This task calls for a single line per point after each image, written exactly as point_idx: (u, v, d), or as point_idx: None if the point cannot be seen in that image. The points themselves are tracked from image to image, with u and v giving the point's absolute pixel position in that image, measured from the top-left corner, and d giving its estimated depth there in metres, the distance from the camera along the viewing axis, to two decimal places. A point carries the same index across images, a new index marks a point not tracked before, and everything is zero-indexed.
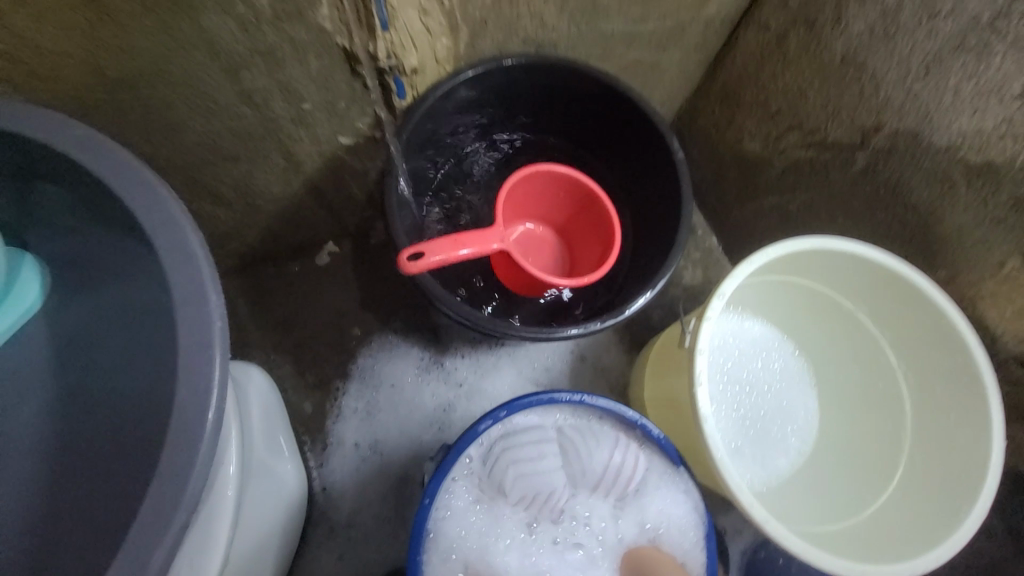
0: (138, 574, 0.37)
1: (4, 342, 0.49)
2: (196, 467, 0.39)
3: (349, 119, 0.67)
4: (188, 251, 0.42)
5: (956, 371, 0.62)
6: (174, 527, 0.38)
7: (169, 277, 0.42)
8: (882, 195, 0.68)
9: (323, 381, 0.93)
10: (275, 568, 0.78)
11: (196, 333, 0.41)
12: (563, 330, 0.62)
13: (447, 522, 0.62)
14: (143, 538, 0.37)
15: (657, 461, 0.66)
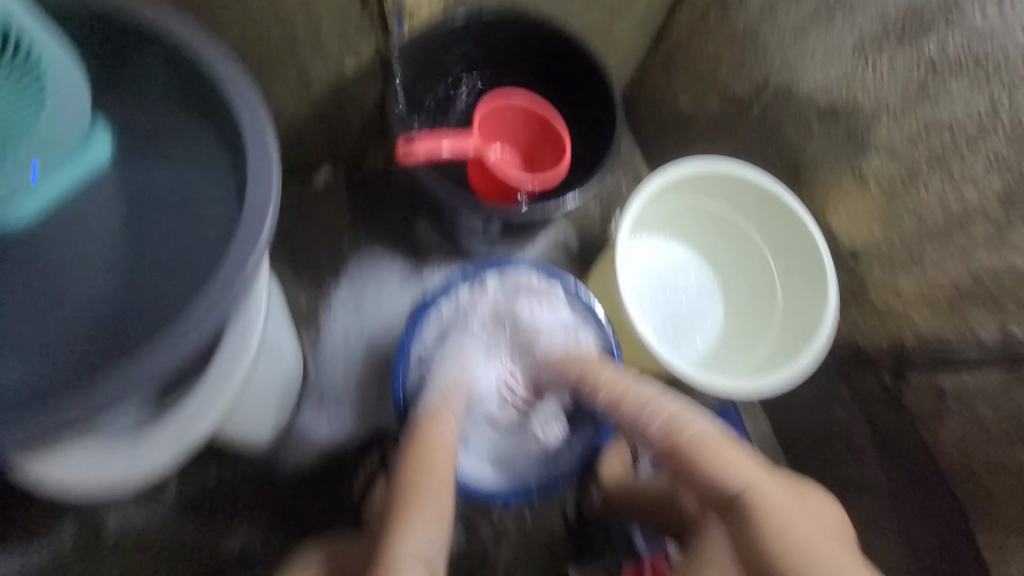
0: (217, 310, 0.53)
1: (78, 182, 0.63)
2: (243, 277, 0.55)
3: (355, 47, 0.83)
4: (262, 126, 0.59)
5: (810, 264, 0.84)
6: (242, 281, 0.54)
7: (247, 142, 0.58)
8: (769, 137, 0.89)
9: (316, 282, 1.09)
10: (276, 418, 0.95)
11: (260, 183, 0.57)
12: (515, 208, 0.80)
13: (425, 351, 0.85)
14: (221, 287, 0.54)
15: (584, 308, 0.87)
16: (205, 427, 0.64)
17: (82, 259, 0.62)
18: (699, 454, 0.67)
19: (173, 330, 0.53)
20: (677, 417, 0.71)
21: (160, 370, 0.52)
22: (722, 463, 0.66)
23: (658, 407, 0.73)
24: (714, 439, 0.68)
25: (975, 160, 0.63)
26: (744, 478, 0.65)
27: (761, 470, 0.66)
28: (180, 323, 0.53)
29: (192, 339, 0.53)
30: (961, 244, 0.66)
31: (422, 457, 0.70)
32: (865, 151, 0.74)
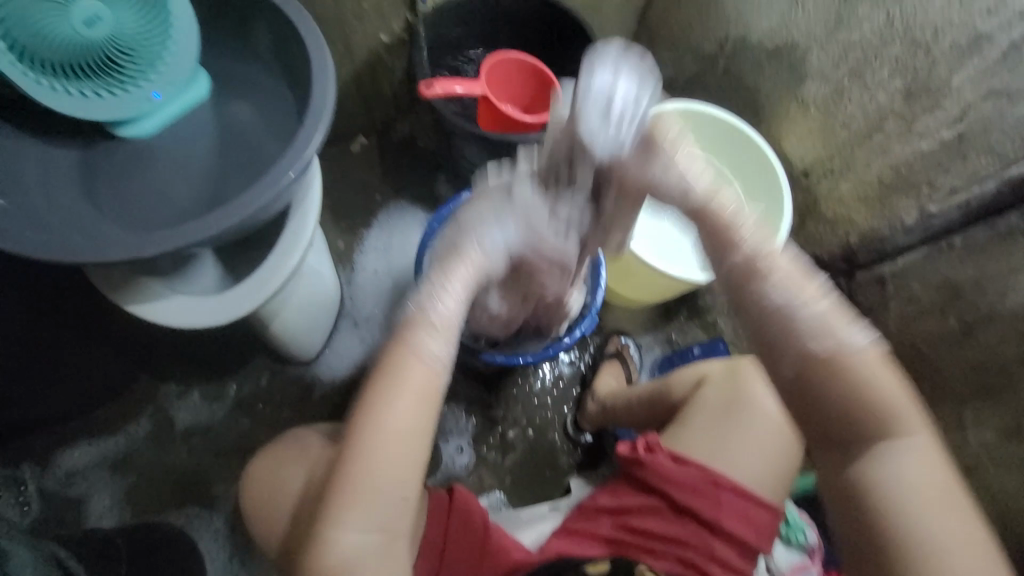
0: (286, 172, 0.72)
1: (181, 111, 0.84)
2: (307, 152, 0.73)
3: (389, 19, 1.04)
4: (322, 50, 0.78)
5: (770, 184, 0.97)
6: (305, 155, 0.73)
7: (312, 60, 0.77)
8: (732, 84, 1.04)
9: (352, 228, 1.28)
10: (316, 331, 1.11)
11: (322, 90, 0.76)
12: (516, 138, 0.96)
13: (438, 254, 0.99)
14: (292, 158, 0.72)
15: None
16: (271, 285, 0.78)
17: (184, 161, 0.83)
18: (831, 358, 0.51)
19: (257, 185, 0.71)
20: (831, 323, 0.52)
21: (244, 211, 0.69)
22: (851, 370, 0.51)
23: (809, 294, 0.52)
24: (872, 355, 0.52)
25: (880, 69, 0.76)
26: (887, 398, 0.52)
27: (901, 392, 0.53)
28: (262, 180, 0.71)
29: (271, 190, 0.71)
30: (881, 141, 0.80)
31: (407, 341, 0.56)
32: (802, 79, 0.88)
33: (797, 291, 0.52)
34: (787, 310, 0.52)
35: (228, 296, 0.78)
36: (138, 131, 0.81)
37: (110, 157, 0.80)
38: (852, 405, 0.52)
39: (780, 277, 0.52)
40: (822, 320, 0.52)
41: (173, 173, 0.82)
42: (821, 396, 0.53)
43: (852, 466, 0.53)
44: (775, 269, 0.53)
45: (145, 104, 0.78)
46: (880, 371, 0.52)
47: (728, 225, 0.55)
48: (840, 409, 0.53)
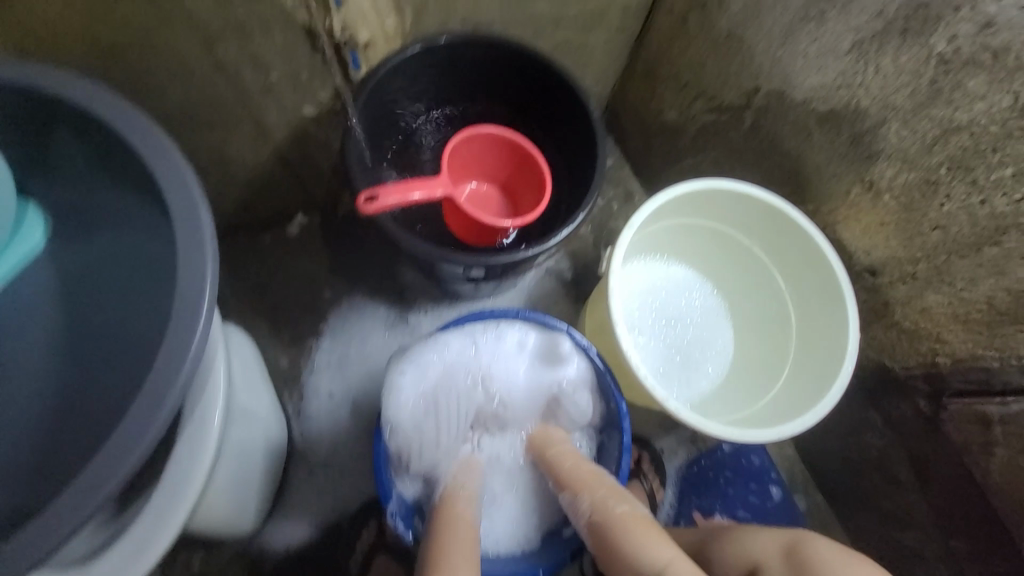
0: (155, 409, 0.47)
1: (11, 279, 0.57)
2: (177, 386, 0.48)
3: (311, 90, 0.77)
4: (198, 207, 0.52)
5: (825, 286, 0.76)
6: (180, 379, 0.48)
7: (176, 225, 0.51)
8: (765, 147, 0.82)
9: (297, 338, 1.02)
10: (259, 497, 0.86)
11: (193, 276, 0.50)
12: (496, 257, 0.73)
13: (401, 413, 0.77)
14: (158, 387, 0.47)
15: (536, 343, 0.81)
16: (157, 550, 0.54)
17: (8, 364, 0.55)
18: (601, 534, 0.66)
19: (97, 457, 0.45)
20: (598, 506, 0.67)
21: (85, 508, 0.44)
22: (625, 536, 0.64)
23: (587, 484, 0.70)
24: (630, 518, 0.65)
25: (999, 166, 0.55)
26: (650, 562, 0.61)
27: (661, 547, 0.62)
28: (107, 447, 0.45)
29: (125, 460, 0.46)
30: (995, 257, 0.59)
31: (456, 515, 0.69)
32: (872, 158, 0.67)
33: (578, 493, 0.69)
34: (573, 501, 0.70)
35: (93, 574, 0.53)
36: None
37: None
38: (637, 565, 0.62)
39: (571, 486, 0.70)
40: (592, 507, 0.67)
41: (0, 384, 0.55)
42: (618, 569, 0.63)
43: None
44: (569, 478, 0.71)
45: None
46: (647, 533, 0.64)
47: (544, 447, 0.76)
48: (632, 572, 0.62)
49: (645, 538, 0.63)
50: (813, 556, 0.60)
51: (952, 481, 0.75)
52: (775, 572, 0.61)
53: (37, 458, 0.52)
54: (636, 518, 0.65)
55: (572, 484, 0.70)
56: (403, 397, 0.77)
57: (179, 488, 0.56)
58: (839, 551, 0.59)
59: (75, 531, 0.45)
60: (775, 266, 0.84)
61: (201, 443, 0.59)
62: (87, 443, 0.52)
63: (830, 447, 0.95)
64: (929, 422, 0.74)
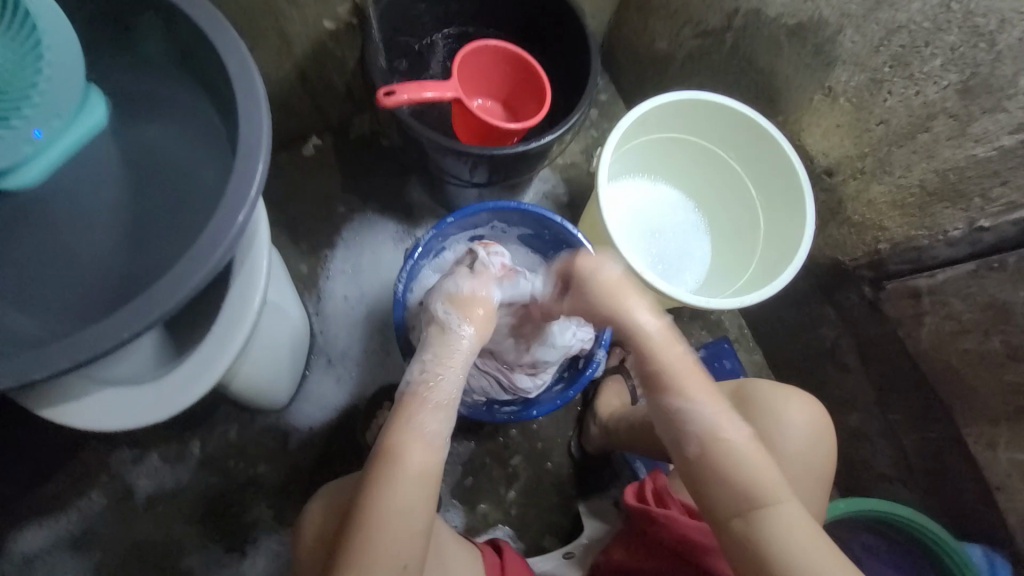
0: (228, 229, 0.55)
1: (79, 148, 0.67)
2: (238, 220, 0.56)
3: (331, 1, 0.84)
4: (252, 71, 0.59)
5: (790, 186, 0.86)
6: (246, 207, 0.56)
7: (236, 88, 0.59)
8: (743, 65, 0.90)
9: (315, 248, 1.12)
10: (288, 376, 0.98)
11: (251, 132, 0.58)
12: (499, 150, 0.81)
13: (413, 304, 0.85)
14: (229, 210, 0.56)
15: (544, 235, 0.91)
16: (213, 373, 0.64)
17: (91, 216, 0.66)
18: (713, 452, 0.62)
19: (174, 271, 0.54)
20: (721, 423, 0.63)
21: (162, 309, 0.54)
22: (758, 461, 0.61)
23: (704, 396, 0.65)
24: (743, 443, 0.62)
25: (932, 59, 0.66)
26: (749, 480, 0.60)
27: (777, 475, 0.60)
28: (181, 265, 0.54)
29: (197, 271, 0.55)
30: (926, 143, 0.70)
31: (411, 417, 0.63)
32: (831, 65, 0.76)
33: (703, 401, 0.64)
34: (686, 405, 0.64)
35: (167, 386, 0.64)
36: (23, 182, 0.64)
37: None
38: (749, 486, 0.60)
39: (680, 388, 0.65)
40: (711, 421, 0.63)
41: (81, 232, 0.66)
42: (710, 488, 0.61)
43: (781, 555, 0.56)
44: (674, 377, 0.66)
45: (26, 147, 0.61)
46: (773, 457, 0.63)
47: (625, 319, 0.69)
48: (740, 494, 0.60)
49: (751, 460, 0.61)
50: (750, 395, 0.74)
51: (890, 358, 0.87)
52: None
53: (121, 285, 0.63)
54: (750, 446, 0.62)
55: (695, 388, 0.65)
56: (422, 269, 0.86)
57: (231, 329, 0.66)
58: (775, 387, 0.74)
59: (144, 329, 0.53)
60: (745, 174, 0.94)
61: (249, 296, 0.67)
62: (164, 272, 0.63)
63: (793, 349, 1.06)
64: (872, 306, 0.86)
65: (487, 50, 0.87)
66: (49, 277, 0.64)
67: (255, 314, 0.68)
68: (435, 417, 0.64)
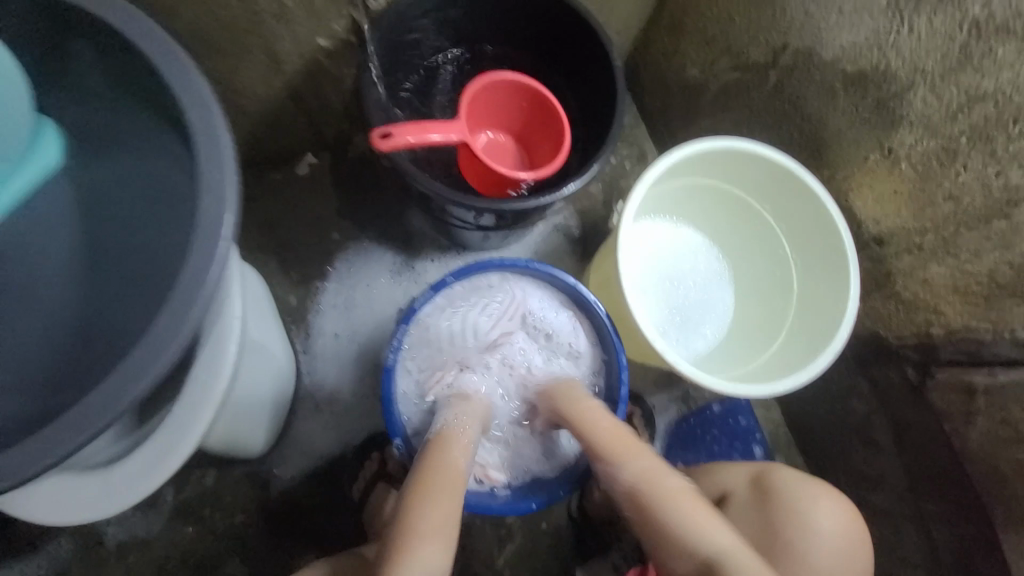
0: (180, 319, 0.46)
1: (31, 193, 0.59)
2: (211, 278, 0.47)
3: (327, 20, 0.74)
4: (215, 117, 0.50)
5: (830, 252, 0.77)
6: (201, 294, 0.46)
7: (195, 137, 0.49)
8: (787, 109, 0.80)
9: (305, 278, 1.04)
10: (270, 423, 0.91)
11: (212, 192, 0.48)
12: (505, 204, 0.73)
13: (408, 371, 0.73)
14: (184, 295, 0.46)
15: (559, 296, 0.78)
16: (181, 453, 0.58)
17: (38, 273, 0.57)
18: None
19: (119, 369, 0.45)
20: None
21: (97, 421, 0.44)
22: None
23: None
24: None
25: (1021, 137, 0.56)
26: None
27: None
28: (132, 358, 0.45)
29: (145, 372, 0.45)
30: (1002, 230, 0.61)
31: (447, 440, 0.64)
32: (895, 124, 0.66)
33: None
34: None
35: (120, 474, 0.57)
36: None
37: None
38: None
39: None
40: None
41: (23, 290, 0.57)
42: None
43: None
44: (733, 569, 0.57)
45: None
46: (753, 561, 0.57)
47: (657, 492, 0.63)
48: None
49: None
50: (774, 487, 0.68)
51: (928, 448, 0.79)
52: (741, 500, 0.70)
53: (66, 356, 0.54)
54: None
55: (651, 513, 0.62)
56: (420, 327, 0.73)
57: (198, 406, 0.58)
58: (804, 478, 0.69)
59: (98, 434, 0.45)
60: (779, 228, 0.84)
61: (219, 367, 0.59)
62: (115, 345, 0.55)
63: (816, 416, 0.97)
64: (915, 390, 0.77)
65: (502, 84, 0.77)
66: None
67: (225, 383, 0.60)
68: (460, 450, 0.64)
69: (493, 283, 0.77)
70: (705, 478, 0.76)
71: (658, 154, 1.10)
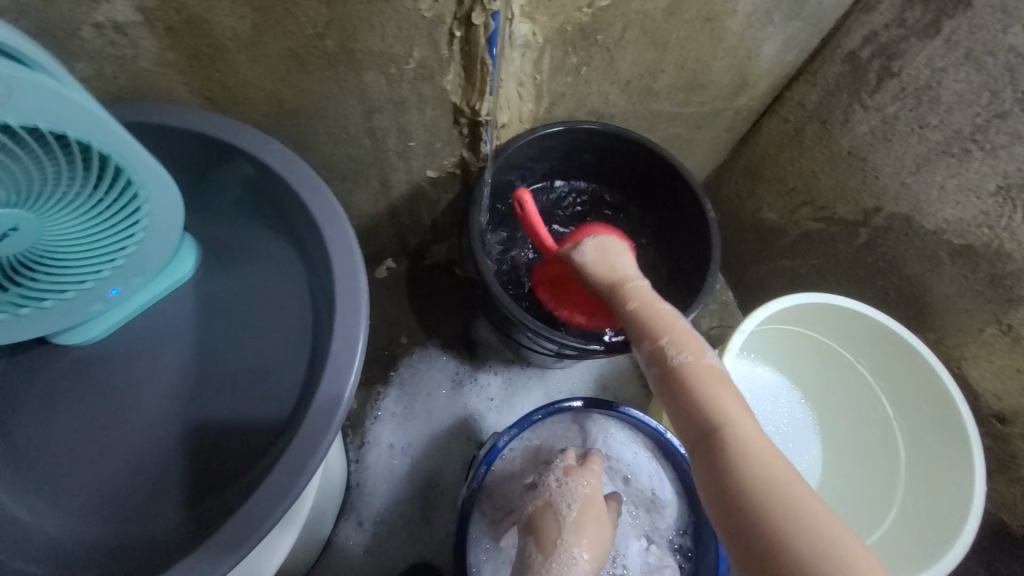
0: (319, 438, 0.48)
1: (156, 300, 0.61)
2: (325, 443, 0.47)
3: (440, 156, 0.81)
4: (357, 278, 0.54)
5: (946, 425, 0.71)
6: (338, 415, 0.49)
7: (336, 294, 0.53)
8: (880, 266, 0.79)
9: (368, 381, 1.03)
10: (315, 544, 0.85)
11: (343, 352, 0.51)
12: (588, 345, 0.75)
13: (482, 512, 0.68)
14: (320, 419, 0.48)
15: (647, 442, 0.72)
16: None
17: (147, 384, 0.58)
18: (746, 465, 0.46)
19: (255, 497, 0.46)
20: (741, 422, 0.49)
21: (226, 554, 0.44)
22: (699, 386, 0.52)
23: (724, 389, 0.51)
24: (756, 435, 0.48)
25: None
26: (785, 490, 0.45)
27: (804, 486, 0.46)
28: (229, 528, 0.44)
29: (279, 501, 0.46)
30: None
31: None
32: (1012, 302, 0.65)
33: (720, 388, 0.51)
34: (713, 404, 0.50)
35: None
36: (86, 336, 0.58)
37: (47, 372, 0.57)
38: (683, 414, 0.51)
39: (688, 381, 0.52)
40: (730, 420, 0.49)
41: (127, 403, 0.57)
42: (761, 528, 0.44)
43: (744, 526, 0.44)
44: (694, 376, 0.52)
45: (96, 304, 0.56)
46: (722, 387, 0.52)
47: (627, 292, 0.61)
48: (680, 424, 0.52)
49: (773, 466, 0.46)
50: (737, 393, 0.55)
51: None
52: None
53: (163, 477, 0.53)
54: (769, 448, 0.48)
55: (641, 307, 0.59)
56: (499, 465, 0.70)
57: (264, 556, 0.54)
58: None
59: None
60: (880, 387, 0.79)
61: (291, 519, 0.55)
62: (213, 470, 0.54)
63: None
64: None
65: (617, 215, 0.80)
66: (73, 459, 0.54)
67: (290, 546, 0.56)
68: None
69: (576, 419, 0.73)
70: None
71: (728, 286, 1.09)
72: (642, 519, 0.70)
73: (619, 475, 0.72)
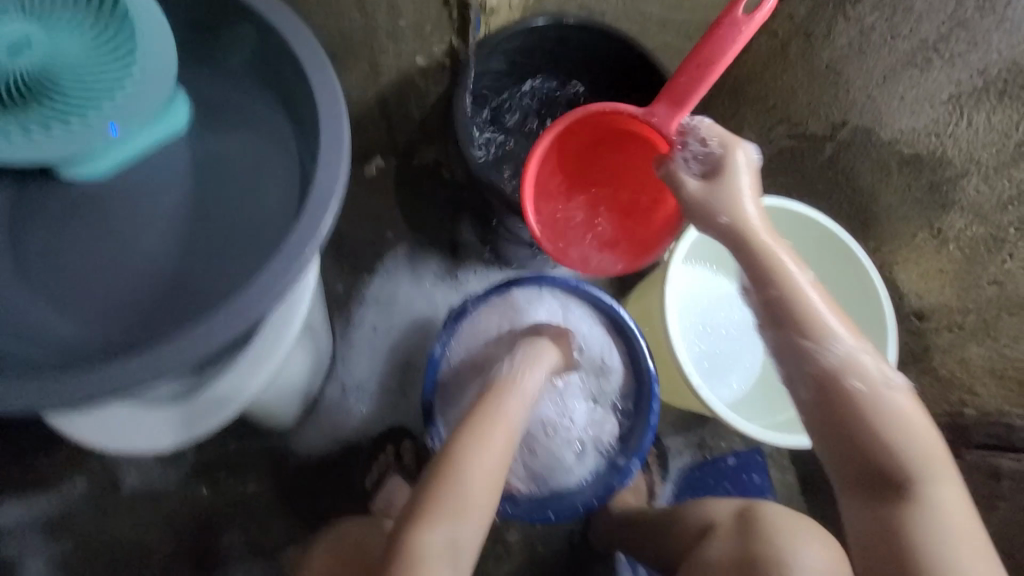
0: (296, 258, 0.52)
1: (153, 150, 0.65)
2: (304, 256, 0.53)
3: (430, 42, 0.83)
4: (340, 121, 0.57)
5: (869, 321, 0.79)
6: (316, 238, 0.53)
7: (319, 134, 0.56)
8: (838, 179, 0.84)
9: (356, 270, 1.09)
10: (303, 402, 0.95)
11: (326, 181, 0.55)
12: None
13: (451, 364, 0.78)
14: (299, 242, 0.53)
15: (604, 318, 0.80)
16: (235, 404, 0.65)
17: (145, 220, 0.63)
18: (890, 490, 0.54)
19: (236, 300, 0.51)
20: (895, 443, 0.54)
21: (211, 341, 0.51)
22: (881, 427, 0.55)
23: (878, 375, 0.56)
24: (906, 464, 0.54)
25: None
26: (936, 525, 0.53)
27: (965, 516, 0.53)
28: (218, 317, 0.51)
29: (257, 305, 0.52)
30: None
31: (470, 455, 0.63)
32: (946, 207, 0.72)
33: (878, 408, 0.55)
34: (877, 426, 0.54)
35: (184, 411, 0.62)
36: (92, 174, 0.63)
37: (55, 204, 0.63)
38: (848, 441, 0.55)
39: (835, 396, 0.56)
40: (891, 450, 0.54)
41: (128, 235, 0.62)
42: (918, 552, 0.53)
43: (891, 539, 0.54)
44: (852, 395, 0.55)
45: (99, 143, 0.60)
46: (930, 435, 0.55)
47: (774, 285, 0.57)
48: (838, 446, 0.56)
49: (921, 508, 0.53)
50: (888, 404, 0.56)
51: None
52: (726, 528, 0.73)
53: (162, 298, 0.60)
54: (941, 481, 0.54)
55: (811, 317, 0.56)
56: (469, 328, 0.79)
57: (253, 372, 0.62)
58: (798, 516, 0.72)
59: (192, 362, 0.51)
60: None
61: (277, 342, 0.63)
62: (206, 295, 0.60)
63: None
64: None
65: (727, 57, 0.61)
66: (84, 279, 0.60)
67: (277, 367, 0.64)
68: (493, 457, 0.63)
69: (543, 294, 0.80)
70: (699, 510, 0.80)
71: None
72: (593, 383, 0.80)
73: (585, 345, 0.79)
